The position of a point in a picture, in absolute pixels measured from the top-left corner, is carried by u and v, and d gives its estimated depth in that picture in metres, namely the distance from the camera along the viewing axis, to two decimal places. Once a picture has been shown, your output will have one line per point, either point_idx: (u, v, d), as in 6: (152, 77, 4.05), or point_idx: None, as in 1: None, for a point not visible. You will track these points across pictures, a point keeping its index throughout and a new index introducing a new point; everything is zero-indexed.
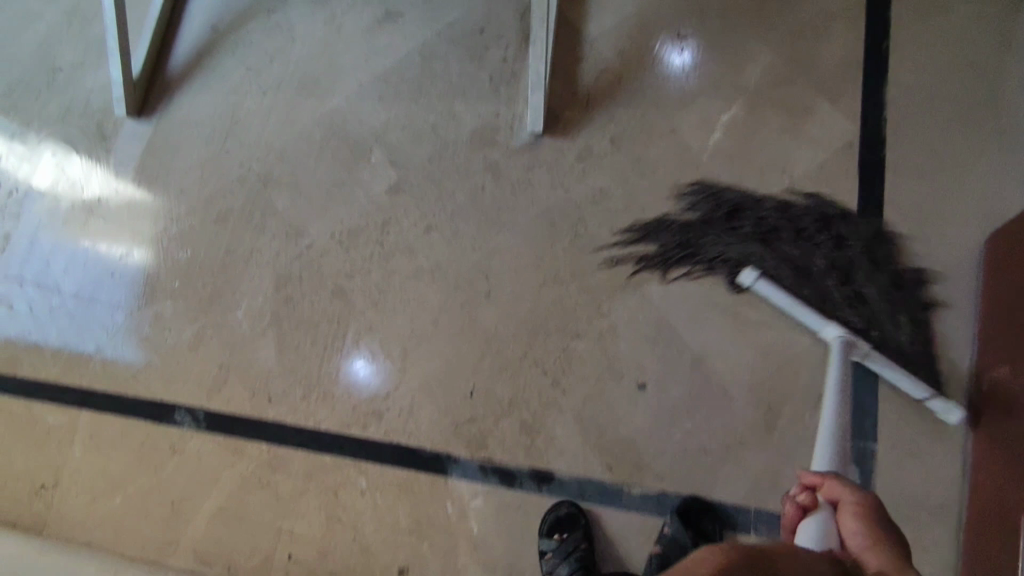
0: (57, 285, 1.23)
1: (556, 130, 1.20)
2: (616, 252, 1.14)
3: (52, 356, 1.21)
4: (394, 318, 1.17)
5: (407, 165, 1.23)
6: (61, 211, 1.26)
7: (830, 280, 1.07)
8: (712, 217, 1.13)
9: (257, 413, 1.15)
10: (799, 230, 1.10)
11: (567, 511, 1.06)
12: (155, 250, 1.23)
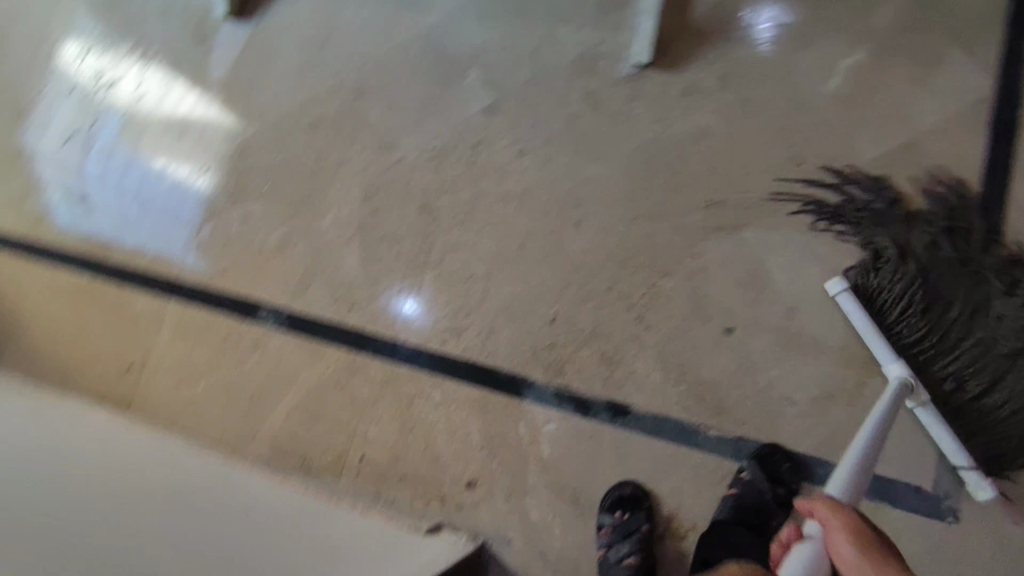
0: (133, 191, 1.32)
1: (662, 61, 1.10)
2: (784, 186, 1.01)
3: (128, 254, 1.30)
4: (478, 240, 1.11)
5: (503, 86, 1.17)
6: (143, 122, 1.34)
7: (984, 350, 0.88)
8: (921, 220, 0.95)
9: (337, 319, 1.15)
10: (998, 291, 0.89)
11: (632, 489, 0.96)
12: (225, 164, 1.29)
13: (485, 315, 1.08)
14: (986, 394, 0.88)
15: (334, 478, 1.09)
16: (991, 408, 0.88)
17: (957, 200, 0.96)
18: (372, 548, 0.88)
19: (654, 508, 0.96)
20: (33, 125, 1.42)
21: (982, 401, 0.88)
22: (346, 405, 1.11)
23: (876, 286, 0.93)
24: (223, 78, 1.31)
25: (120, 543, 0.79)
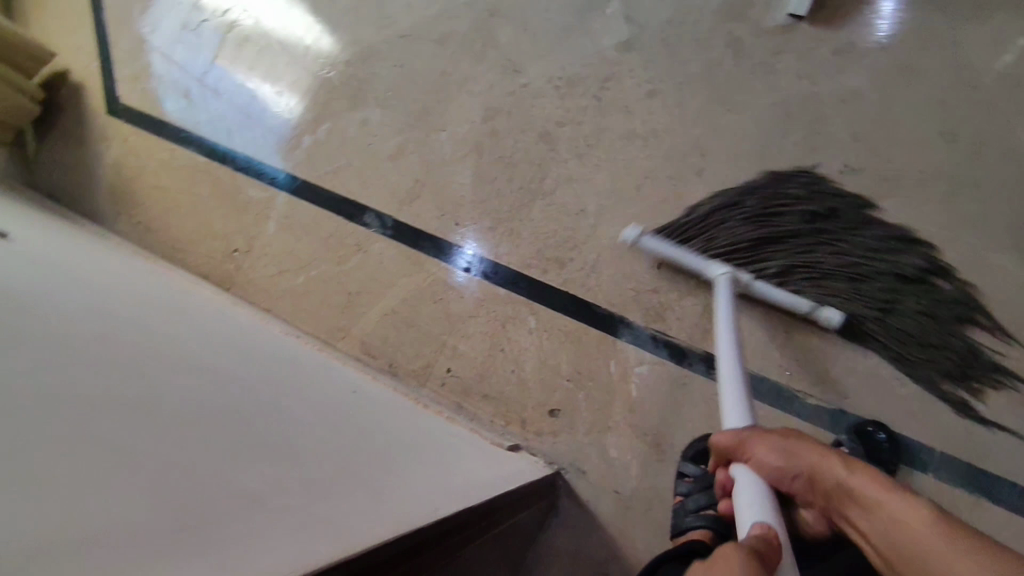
0: (235, 94, 1.37)
1: (819, 16, 1.04)
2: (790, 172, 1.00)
3: (229, 151, 1.35)
4: (595, 175, 1.10)
5: (643, 23, 1.13)
6: (250, 30, 1.38)
7: (782, 242, 0.95)
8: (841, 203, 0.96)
9: (442, 234, 1.16)
10: (773, 184, 0.99)
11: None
12: (331, 76, 1.31)
13: (591, 249, 1.07)
14: (795, 274, 0.94)
15: (419, 385, 1.12)
16: (811, 289, 0.93)
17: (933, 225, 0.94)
18: (463, 455, 0.90)
19: None
20: (151, 19, 1.47)
21: (791, 284, 0.94)
22: (439, 317, 1.13)
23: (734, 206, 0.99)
24: None
25: (254, 386, 0.78)
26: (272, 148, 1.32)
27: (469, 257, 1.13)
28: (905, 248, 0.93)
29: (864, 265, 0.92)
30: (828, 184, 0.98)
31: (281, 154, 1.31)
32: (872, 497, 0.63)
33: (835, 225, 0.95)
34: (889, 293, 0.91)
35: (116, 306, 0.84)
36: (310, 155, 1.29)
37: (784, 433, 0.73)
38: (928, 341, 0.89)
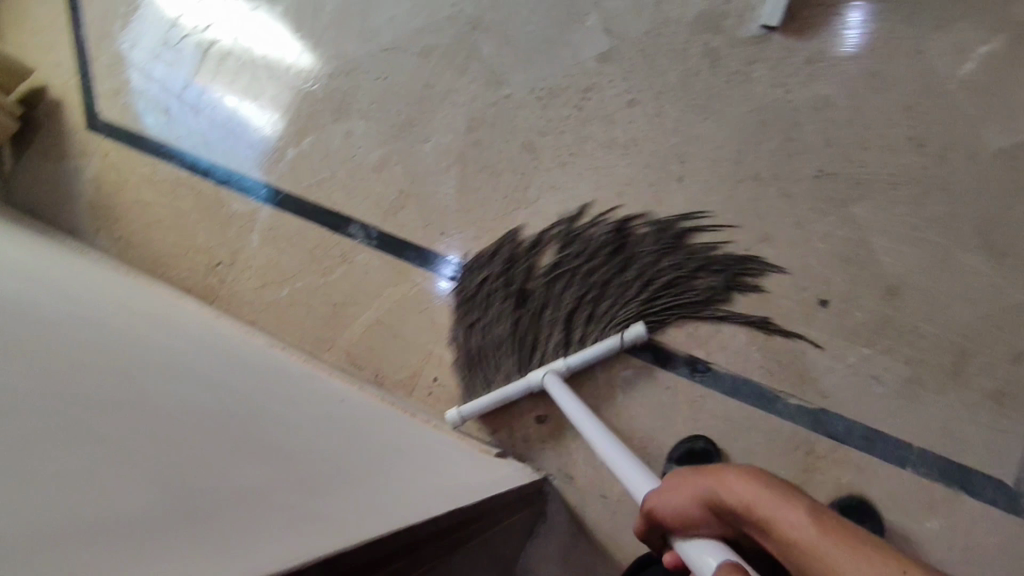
0: (216, 109, 1.37)
1: (792, 26, 1.07)
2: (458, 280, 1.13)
3: (211, 165, 1.35)
4: (577, 184, 1.12)
5: (621, 34, 1.16)
6: (230, 43, 1.39)
7: (524, 317, 1.07)
8: (482, 267, 1.12)
9: (426, 244, 1.17)
10: (479, 273, 1.12)
11: (703, 445, 0.96)
12: (314, 89, 1.32)
13: None
14: (568, 320, 1.05)
15: (405, 395, 1.12)
16: (587, 325, 1.04)
17: (508, 247, 1.12)
18: (448, 462, 0.91)
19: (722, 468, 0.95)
20: (129, 33, 1.47)
21: (594, 334, 1.03)
22: (424, 326, 1.13)
23: (490, 326, 1.09)
24: None
25: (240, 397, 0.79)
26: (254, 161, 1.32)
27: (452, 268, 1.14)
28: (613, 247, 1.07)
29: (585, 275, 1.06)
30: (477, 258, 1.13)
31: (263, 168, 1.31)
32: (764, 514, 0.58)
33: (530, 270, 1.09)
34: (626, 272, 1.05)
35: (98, 319, 0.84)
36: (292, 167, 1.29)
37: (678, 476, 0.68)
38: (688, 284, 1.02)
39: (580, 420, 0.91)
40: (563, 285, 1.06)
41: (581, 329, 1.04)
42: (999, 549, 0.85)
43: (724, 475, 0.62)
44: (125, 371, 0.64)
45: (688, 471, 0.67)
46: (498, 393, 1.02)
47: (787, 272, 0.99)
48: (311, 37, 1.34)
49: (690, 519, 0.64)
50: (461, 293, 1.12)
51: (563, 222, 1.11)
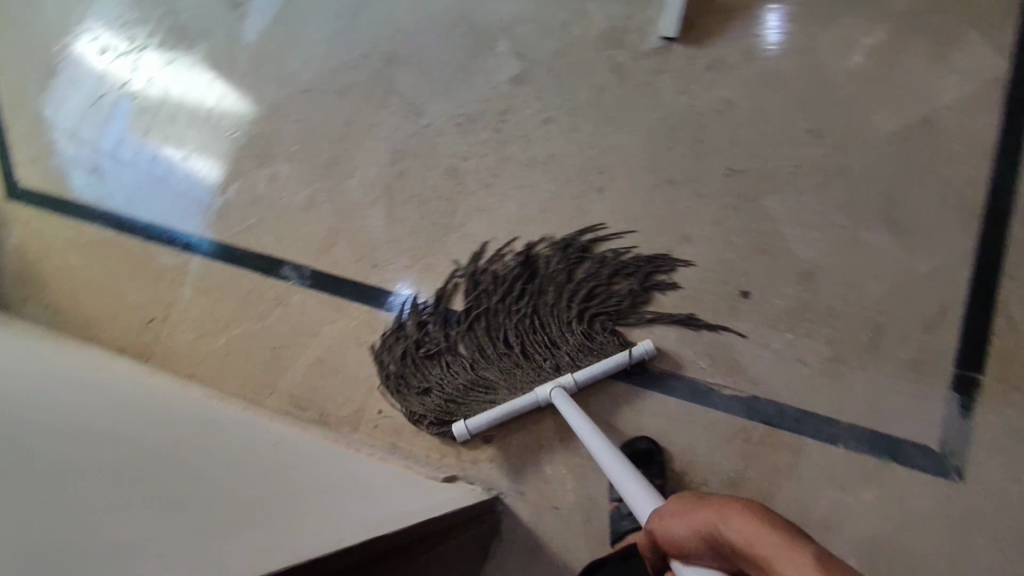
0: (141, 164, 1.36)
1: (689, 36, 1.13)
2: (383, 351, 1.11)
3: (139, 221, 1.33)
4: (502, 203, 1.14)
5: (531, 57, 1.19)
6: (152, 98, 1.39)
7: (472, 364, 1.05)
8: (402, 332, 1.11)
9: (360, 278, 1.17)
10: (402, 341, 1.10)
11: (646, 445, 0.97)
12: (238, 134, 1.33)
13: None
14: (504, 353, 1.04)
15: (350, 431, 1.10)
16: (545, 349, 1.03)
17: (419, 307, 1.12)
18: (387, 489, 0.89)
19: (666, 465, 0.96)
20: (48, 97, 1.46)
21: (536, 361, 1.02)
22: (366, 359, 1.13)
23: (430, 384, 1.05)
24: (248, 48, 1.35)
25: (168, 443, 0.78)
26: (183, 213, 1.31)
27: (404, 306, 1.13)
28: (522, 279, 1.08)
29: (506, 307, 1.06)
30: (394, 330, 1.11)
31: (192, 218, 1.30)
32: (764, 558, 0.47)
33: (455, 321, 1.08)
34: (558, 295, 1.05)
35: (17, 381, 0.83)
36: (222, 215, 1.28)
37: (683, 498, 0.59)
38: (608, 291, 1.04)
39: (584, 436, 0.85)
40: (486, 323, 1.06)
41: (541, 351, 1.03)
42: (932, 512, 0.87)
43: (724, 508, 0.52)
44: (30, 425, 0.63)
45: (693, 496, 0.58)
46: (505, 408, 0.98)
47: (695, 264, 1.03)
48: (231, 86, 1.35)
49: (692, 550, 0.55)
50: (394, 366, 1.09)
51: (461, 267, 1.12)
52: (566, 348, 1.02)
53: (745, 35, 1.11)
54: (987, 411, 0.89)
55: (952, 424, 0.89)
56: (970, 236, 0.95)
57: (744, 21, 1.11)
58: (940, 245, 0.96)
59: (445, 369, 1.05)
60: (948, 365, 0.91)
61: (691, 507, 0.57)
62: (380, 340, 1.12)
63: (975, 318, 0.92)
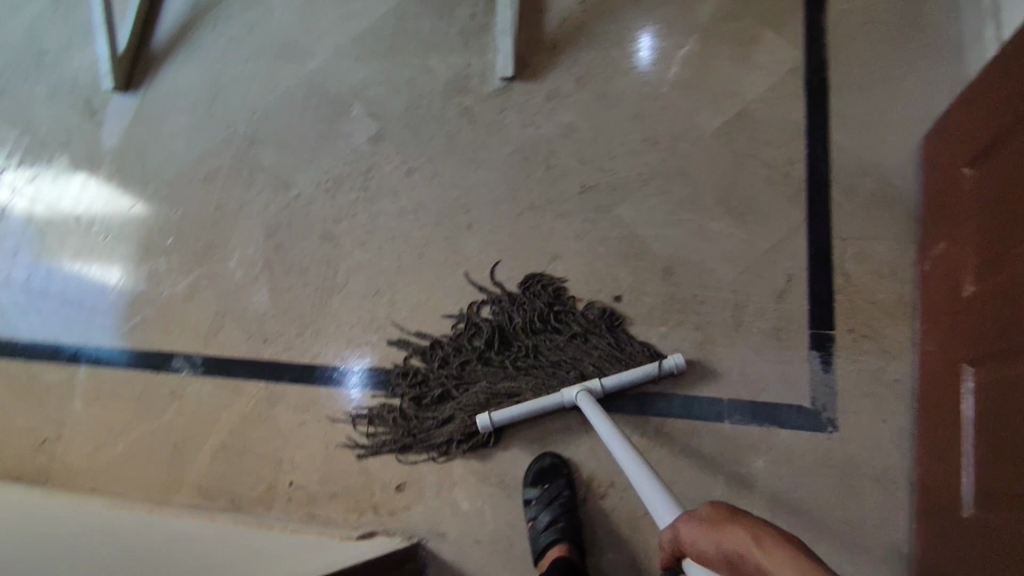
0: (18, 283, 1.33)
1: (526, 73, 1.21)
2: (373, 417, 1.09)
3: (23, 341, 1.29)
4: (380, 256, 1.17)
5: (386, 116, 1.25)
6: (22, 215, 1.37)
7: (495, 385, 1.06)
8: (391, 394, 1.09)
9: (253, 355, 1.17)
10: (413, 378, 1.09)
11: (551, 460, 0.99)
12: (112, 235, 1.31)
13: (395, 324, 1.13)
14: (502, 385, 1.05)
15: (265, 510, 1.08)
16: (569, 361, 1.05)
17: (399, 369, 1.11)
18: (296, 558, 0.87)
19: (574, 475, 1.00)
20: None
21: (536, 385, 1.04)
22: (270, 434, 1.12)
23: (441, 431, 1.05)
24: (111, 151, 1.36)
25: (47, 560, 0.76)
26: (67, 325, 1.28)
27: (360, 379, 1.11)
28: (493, 317, 1.09)
29: (487, 344, 1.08)
30: (399, 368, 1.10)
31: (77, 327, 1.27)
32: None
33: (467, 349, 1.08)
34: (571, 307, 1.07)
35: None
36: (106, 320, 1.26)
37: (718, 512, 0.53)
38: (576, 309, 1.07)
39: (608, 441, 0.79)
40: (475, 363, 1.08)
41: (564, 364, 1.05)
42: (816, 465, 0.94)
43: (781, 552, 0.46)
44: None
45: (728, 510, 0.53)
46: (530, 405, 0.98)
47: (569, 279, 1.09)
48: (100, 191, 1.34)
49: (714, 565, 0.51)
50: (410, 402, 1.08)
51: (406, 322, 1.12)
52: (589, 357, 1.04)
53: (575, 64, 1.20)
54: (845, 361, 0.96)
55: (816, 380, 0.96)
56: (800, 208, 1.04)
57: (572, 53, 1.20)
58: (778, 221, 1.04)
59: (451, 414, 1.05)
60: (805, 327, 0.99)
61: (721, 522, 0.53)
62: (384, 381, 1.11)
63: (819, 280, 1.00)
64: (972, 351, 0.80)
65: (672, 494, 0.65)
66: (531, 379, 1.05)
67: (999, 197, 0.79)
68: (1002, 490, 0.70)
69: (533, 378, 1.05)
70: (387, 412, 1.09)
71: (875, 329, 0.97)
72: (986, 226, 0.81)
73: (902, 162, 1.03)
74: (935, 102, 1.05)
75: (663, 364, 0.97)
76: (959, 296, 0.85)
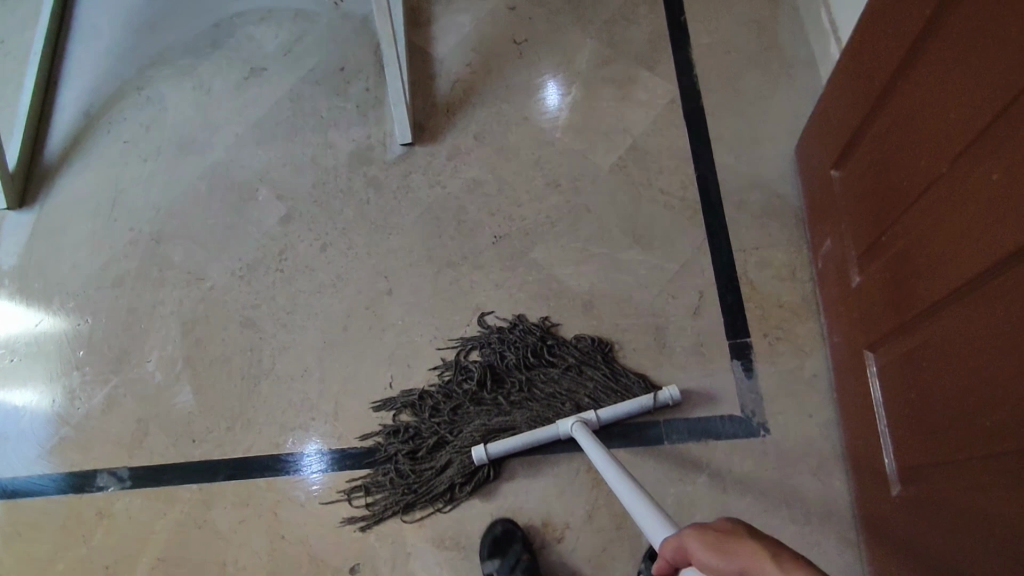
0: None
1: (424, 137, 1.25)
2: (369, 481, 1.04)
3: None
4: (304, 335, 1.16)
5: (294, 196, 1.26)
6: None
7: (490, 423, 1.03)
8: (386, 453, 1.05)
9: (183, 458, 1.11)
10: (405, 433, 1.06)
11: (503, 526, 0.97)
12: (18, 354, 1.23)
13: (328, 401, 1.11)
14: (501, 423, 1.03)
15: None
16: (564, 393, 1.03)
17: (389, 428, 1.07)
18: None
19: (528, 534, 0.97)
20: None
21: (531, 418, 1.02)
22: (210, 538, 1.06)
23: (441, 481, 1.01)
24: (10, 269, 1.30)
25: None
26: None
27: (318, 457, 1.08)
28: (484, 358, 1.07)
29: (480, 385, 1.06)
30: (389, 427, 1.07)
31: None
32: None
33: (458, 392, 1.06)
34: (562, 340, 1.06)
35: None
36: (21, 447, 1.17)
37: (727, 526, 0.48)
38: (568, 342, 1.06)
39: (602, 467, 0.78)
40: (469, 405, 1.05)
41: (559, 396, 1.03)
42: (757, 470, 0.96)
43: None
44: None
45: (741, 524, 0.48)
46: (525, 438, 0.98)
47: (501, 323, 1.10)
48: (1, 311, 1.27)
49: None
50: (405, 458, 1.04)
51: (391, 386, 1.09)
52: (585, 388, 1.03)
53: (470, 122, 1.25)
54: (765, 365, 1.00)
55: (741, 389, 1.00)
56: (699, 227, 1.10)
57: (466, 113, 1.25)
58: (681, 242, 1.10)
59: (449, 460, 1.02)
60: (723, 339, 1.03)
61: (736, 533, 0.47)
62: (373, 443, 1.07)
63: (728, 292, 1.05)
64: (870, 336, 0.86)
65: (663, 511, 0.62)
66: (526, 414, 1.03)
67: (864, 190, 0.86)
68: (926, 460, 0.74)
69: (528, 412, 1.03)
70: (381, 476, 1.04)
71: (787, 330, 1.02)
72: (859, 220, 0.88)
73: (782, 172, 1.11)
74: (800, 115, 1.15)
75: (660, 394, 0.97)
76: (849, 287, 0.91)
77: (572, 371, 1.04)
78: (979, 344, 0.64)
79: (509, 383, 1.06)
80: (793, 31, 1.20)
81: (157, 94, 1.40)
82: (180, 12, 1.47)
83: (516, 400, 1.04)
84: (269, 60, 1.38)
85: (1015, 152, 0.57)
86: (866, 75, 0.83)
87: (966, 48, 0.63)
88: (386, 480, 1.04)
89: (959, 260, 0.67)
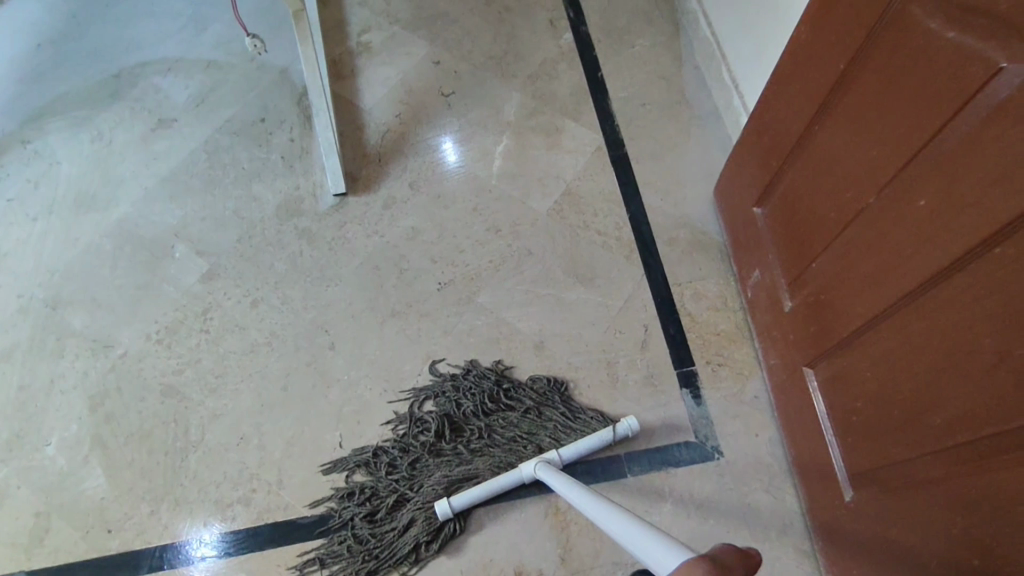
0: None
1: (356, 187, 1.23)
2: (322, 553, 0.96)
3: None
4: (238, 399, 1.07)
5: (216, 251, 1.18)
6: None
7: (452, 473, 0.99)
8: (340, 519, 0.98)
9: (94, 554, 0.97)
10: (360, 494, 0.99)
11: None
12: None
13: (270, 469, 1.02)
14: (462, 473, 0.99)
15: None
16: (525, 436, 1.02)
17: (342, 492, 1.00)
18: None
19: None
20: None
21: (494, 464, 0.99)
22: None
23: (406, 541, 0.95)
24: None
25: None
26: None
27: (227, 542, 0.97)
28: (440, 408, 1.04)
29: (437, 437, 1.03)
30: (343, 491, 1.00)
31: None
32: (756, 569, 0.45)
33: (415, 445, 1.02)
34: (518, 382, 1.06)
35: None
36: None
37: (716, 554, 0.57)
38: (524, 385, 1.06)
39: (564, 491, 0.79)
40: (428, 458, 1.01)
41: (520, 439, 1.02)
42: (716, 493, 0.99)
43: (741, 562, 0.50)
44: None
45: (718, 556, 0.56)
46: (487, 486, 0.95)
47: (453, 371, 1.08)
48: None
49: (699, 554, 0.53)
50: (362, 521, 0.98)
51: (339, 448, 1.03)
52: (545, 429, 1.03)
53: (403, 170, 1.25)
54: (710, 391, 1.06)
55: (691, 416, 1.04)
56: (636, 265, 1.16)
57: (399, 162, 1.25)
58: (621, 280, 1.15)
59: (413, 519, 0.97)
60: (670, 370, 1.08)
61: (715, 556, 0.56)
62: (325, 509, 0.99)
63: (670, 324, 1.11)
64: (808, 353, 0.93)
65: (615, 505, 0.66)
66: (489, 460, 1.00)
67: (791, 221, 0.95)
68: (875, 463, 0.81)
69: (490, 459, 1.00)
70: (336, 544, 0.97)
71: (727, 357, 1.08)
72: (787, 248, 0.97)
73: (704, 211, 1.20)
74: (713, 159, 1.25)
75: (615, 428, 0.98)
76: (781, 311, 1.00)
77: (530, 413, 1.04)
78: (916, 350, 0.72)
79: (468, 431, 1.03)
80: (697, 86, 1.33)
81: (47, 147, 1.27)
82: (71, 62, 1.36)
83: (476, 448, 1.02)
84: (180, 110, 1.31)
85: (940, 176, 0.66)
86: (783, 121, 0.94)
87: (880, 97, 0.74)
88: (343, 549, 0.96)
89: (889, 279, 0.75)
